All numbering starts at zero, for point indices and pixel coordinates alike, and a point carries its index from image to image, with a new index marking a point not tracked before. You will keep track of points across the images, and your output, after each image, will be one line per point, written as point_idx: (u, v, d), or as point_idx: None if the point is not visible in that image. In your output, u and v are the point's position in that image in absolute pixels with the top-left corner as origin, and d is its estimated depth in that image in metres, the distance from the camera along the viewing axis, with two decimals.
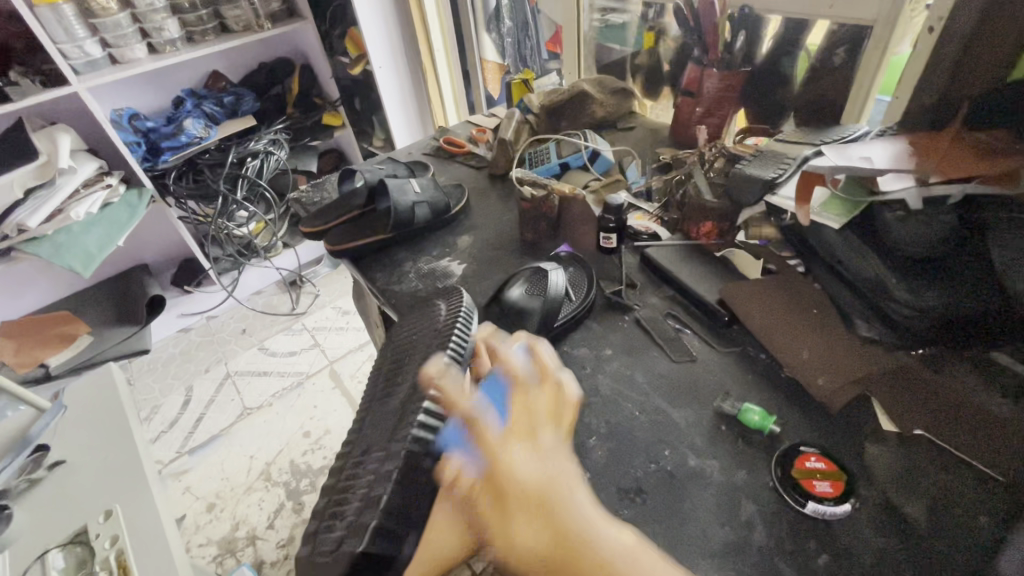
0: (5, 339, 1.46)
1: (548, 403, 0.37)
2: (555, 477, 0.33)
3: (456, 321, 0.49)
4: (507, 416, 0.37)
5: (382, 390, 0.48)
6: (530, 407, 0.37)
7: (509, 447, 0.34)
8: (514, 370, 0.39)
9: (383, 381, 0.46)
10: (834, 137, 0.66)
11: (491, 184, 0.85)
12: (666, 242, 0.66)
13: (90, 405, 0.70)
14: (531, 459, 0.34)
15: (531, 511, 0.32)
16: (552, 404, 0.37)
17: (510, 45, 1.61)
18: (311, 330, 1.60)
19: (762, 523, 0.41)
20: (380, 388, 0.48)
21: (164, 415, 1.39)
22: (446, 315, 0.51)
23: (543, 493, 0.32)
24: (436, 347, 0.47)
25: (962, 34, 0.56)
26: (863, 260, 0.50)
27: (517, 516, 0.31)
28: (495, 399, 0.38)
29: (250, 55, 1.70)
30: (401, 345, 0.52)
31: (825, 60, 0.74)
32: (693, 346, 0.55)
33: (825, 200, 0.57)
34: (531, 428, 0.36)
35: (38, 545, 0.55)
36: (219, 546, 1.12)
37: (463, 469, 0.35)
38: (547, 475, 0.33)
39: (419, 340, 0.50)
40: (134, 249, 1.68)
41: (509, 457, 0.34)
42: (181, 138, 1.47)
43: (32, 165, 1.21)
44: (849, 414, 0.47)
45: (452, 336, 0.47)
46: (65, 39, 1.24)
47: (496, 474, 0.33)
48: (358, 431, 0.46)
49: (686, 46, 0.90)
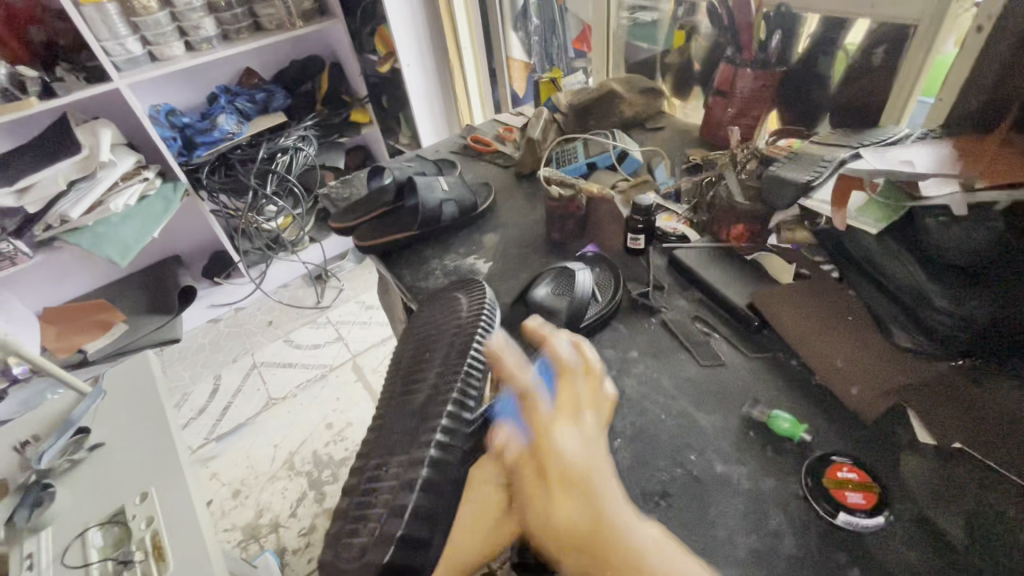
0: (46, 324, 1.54)
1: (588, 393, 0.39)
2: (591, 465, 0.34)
3: (482, 316, 0.51)
4: (555, 399, 0.38)
5: (406, 383, 0.49)
6: (576, 397, 0.38)
7: (555, 427, 0.36)
8: (563, 359, 0.41)
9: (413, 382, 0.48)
10: (873, 139, 0.64)
11: (518, 183, 0.85)
12: (694, 244, 0.66)
13: (127, 391, 0.72)
14: (575, 441, 0.35)
15: (570, 489, 0.32)
16: (592, 397, 0.38)
17: (537, 44, 1.61)
18: (335, 324, 1.63)
19: (789, 533, 0.40)
20: (402, 388, 0.48)
21: (193, 402, 1.43)
22: (469, 310, 0.53)
23: (584, 474, 0.33)
24: (463, 340, 0.49)
25: (1013, 33, 0.54)
26: (901, 267, 0.49)
27: (556, 496, 0.32)
28: (544, 382, 0.40)
29: (282, 52, 1.73)
30: (423, 336, 0.53)
31: (863, 60, 0.72)
32: (721, 350, 0.55)
33: (862, 205, 0.55)
34: (575, 410, 0.37)
35: (78, 522, 0.58)
36: (243, 532, 1.15)
37: (511, 439, 0.37)
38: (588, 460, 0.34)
39: (439, 333, 0.51)
40: (167, 241, 1.73)
41: (553, 438, 0.35)
42: (215, 134, 1.51)
43: (75, 159, 1.26)
44: (883, 426, 0.46)
45: (477, 329, 0.49)
46: (108, 37, 1.29)
47: (542, 450, 0.35)
48: (382, 424, 0.47)
49: (719, 45, 0.88)
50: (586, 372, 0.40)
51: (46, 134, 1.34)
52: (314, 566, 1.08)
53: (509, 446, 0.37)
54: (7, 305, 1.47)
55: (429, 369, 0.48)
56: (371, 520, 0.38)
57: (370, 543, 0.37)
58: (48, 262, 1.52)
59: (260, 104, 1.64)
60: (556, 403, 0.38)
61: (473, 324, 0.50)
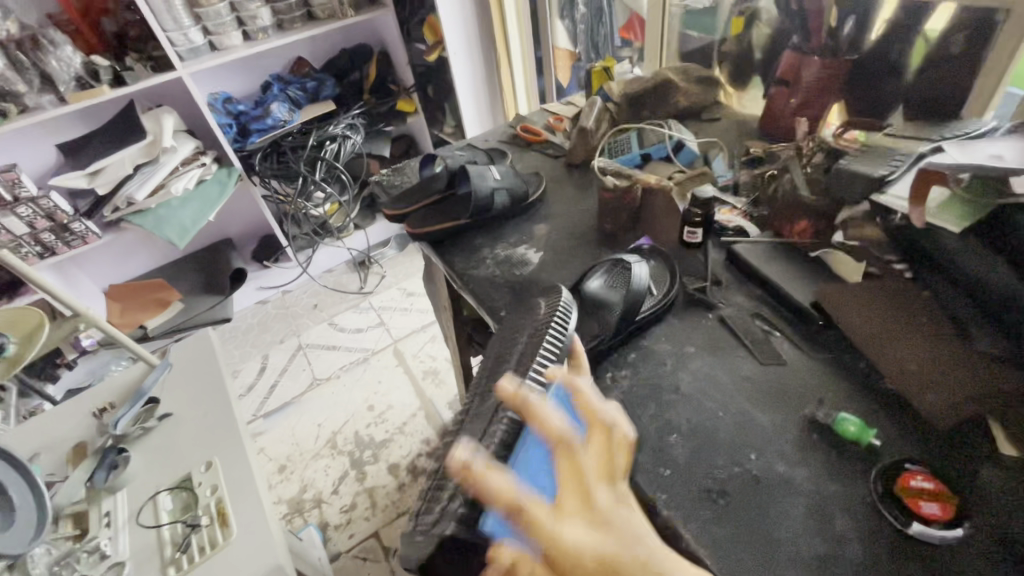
0: (111, 301, 1.64)
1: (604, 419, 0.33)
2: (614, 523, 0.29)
3: (556, 313, 0.49)
4: (560, 480, 0.30)
5: (482, 377, 0.50)
6: (580, 472, 0.30)
7: (574, 464, 0.31)
8: (556, 428, 0.32)
9: (486, 372, 0.51)
10: (955, 132, 0.60)
11: (569, 174, 0.85)
12: (754, 239, 0.64)
13: (191, 365, 0.76)
14: (588, 534, 0.29)
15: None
16: (604, 452, 0.32)
17: (584, 33, 1.59)
18: (377, 309, 1.66)
19: (856, 540, 0.39)
20: (484, 382, 0.50)
21: (243, 378, 1.50)
22: (545, 312, 0.51)
23: (613, 561, 0.28)
24: (535, 340, 0.47)
25: None
26: (991, 269, 0.46)
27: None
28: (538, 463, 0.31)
29: (332, 41, 1.76)
30: (501, 339, 0.53)
31: (941, 49, 0.68)
32: (783, 350, 0.53)
33: (942, 202, 0.53)
34: (585, 499, 0.30)
35: (150, 486, 0.62)
36: (289, 505, 1.20)
37: (520, 553, 0.30)
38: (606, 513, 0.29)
39: (514, 336, 0.51)
40: (222, 224, 1.81)
41: (565, 533, 0.28)
42: (268, 121, 1.55)
43: (140, 145, 1.34)
44: (959, 434, 0.44)
45: (548, 332, 0.47)
46: (174, 27, 1.34)
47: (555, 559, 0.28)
48: (461, 420, 0.48)
49: (783, 31, 0.85)
50: (592, 433, 0.32)
51: (115, 121, 1.41)
52: (354, 542, 1.12)
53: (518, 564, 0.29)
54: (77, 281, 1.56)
55: (500, 367, 0.49)
56: (442, 506, 0.39)
57: (439, 519, 0.38)
58: (114, 242, 1.62)
59: (310, 93, 1.67)
60: (556, 495, 0.30)
61: (548, 327, 0.48)
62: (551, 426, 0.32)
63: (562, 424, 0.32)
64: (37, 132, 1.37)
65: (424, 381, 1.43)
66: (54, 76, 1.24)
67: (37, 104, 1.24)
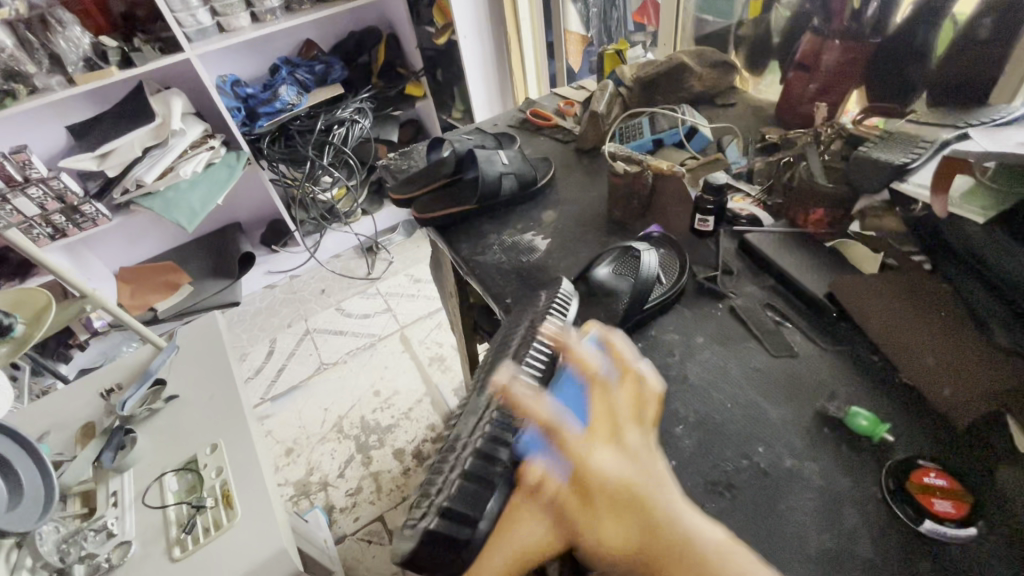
0: (121, 283, 1.65)
1: (629, 400, 0.38)
2: (643, 474, 0.35)
3: (555, 302, 0.52)
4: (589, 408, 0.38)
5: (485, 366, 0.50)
6: (612, 408, 0.38)
7: (594, 446, 0.35)
8: (590, 366, 0.40)
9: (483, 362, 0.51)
10: (982, 119, 0.58)
11: (578, 159, 0.83)
12: (768, 228, 0.62)
13: (198, 347, 0.76)
14: (615, 459, 0.35)
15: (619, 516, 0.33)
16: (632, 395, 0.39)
17: (596, 16, 1.59)
18: (384, 295, 1.66)
19: (866, 536, 0.38)
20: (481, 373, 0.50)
21: (251, 361, 1.51)
22: (545, 302, 0.53)
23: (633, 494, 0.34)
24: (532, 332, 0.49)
25: None
26: (1013, 260, 0.45)
27: (603, 519, 0.33)
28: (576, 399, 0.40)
29: (341, 24, 1.74)
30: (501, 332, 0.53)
31: (967, 34, 0.65)
32: (795, 341, 0.52)
33: (966, 191, 0.51)
34: (617, 433, 0.36)
35: (156, 467, 0.62)
36: (295, 487, 1.21)
37: (546, 476, 0.36)
38: (634, 470, 0.35)
39: (514, 328, 0.52)
40: (230, 208, 1.81)
41: (594, 456, 0.35)
42: (277, 104, 1.55)
43: (149, 127, 1.33)
44: (977, 430, 0.42)
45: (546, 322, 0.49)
46: (181, 8, 1.32)
47: (582, 477, 0.34)
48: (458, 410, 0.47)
49: (803, 14, 0.82)
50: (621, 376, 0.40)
51: (124, 103, 1.41)
52: (360, 525, 1.13)
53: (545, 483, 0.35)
54: (88, 263, 1.57)
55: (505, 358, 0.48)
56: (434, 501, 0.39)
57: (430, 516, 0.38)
58: (124, 225, 1.63)
59: (318, 75, 1.67)
60: (589, 424, 0.37)
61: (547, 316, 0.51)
62: (584, 362, 0.40)
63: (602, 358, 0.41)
64: (47, 114, 1.37)
65: (430, 367, 1.43)
66: (63, 56, 1.24)
67: (46, 85, 1.24)
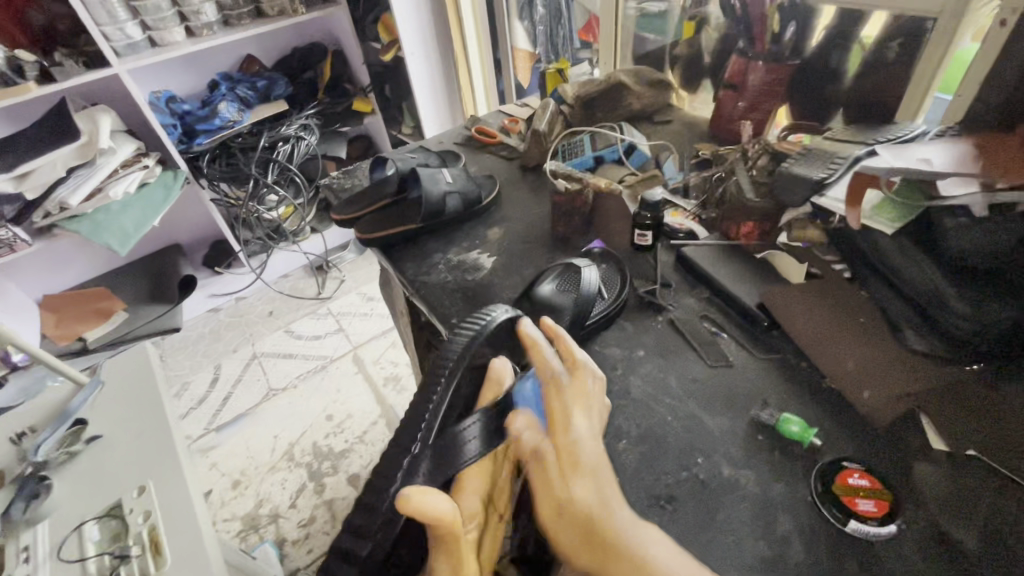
0: (45, 312, 1.53)
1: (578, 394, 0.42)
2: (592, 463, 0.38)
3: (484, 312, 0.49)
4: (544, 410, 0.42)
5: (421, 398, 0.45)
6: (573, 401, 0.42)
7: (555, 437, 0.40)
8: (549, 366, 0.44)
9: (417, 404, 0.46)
10: (888, 136, 0.63)
11: (523, 176, 0.84)
12: (704, 241, 0.64)
13: (125, 381, 0.71)
14: (585, 429, 0.40)
15: (581, 471, 0.37)
16: (581, 389, 0.43)
17: (542, 34, 1.57)
18: (336, 315, 1.62)
19: (798, 539, 0.39)
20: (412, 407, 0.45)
21: (193, 392, 1.42)
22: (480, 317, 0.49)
23: (590, 462, 0.38)
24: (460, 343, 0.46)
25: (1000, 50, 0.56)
26: (922, 271, 0.48)
27: (570, 473, 0.37)
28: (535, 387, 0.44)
29: (284, 39, 1.71)
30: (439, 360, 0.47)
31: (877, 56, 0.70)
32: (729, 350, 0.53)
33: (877, 204, 0.54)
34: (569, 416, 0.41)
35: (75, 516, 0.57)
36: (243, 522, 1.14)
37: (529, 427, 0.41)
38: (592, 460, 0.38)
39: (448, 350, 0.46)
40: (168, 228, 1.72)
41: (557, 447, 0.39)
42: (216, 122, 1.49)
43: (73, 146, 1.23)
44: (895, 431, 0.44)
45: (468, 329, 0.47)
46: (107, 21, 1.26)
47: (557, 427, 0.40)
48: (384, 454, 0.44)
49: (730, 37, 0.87)
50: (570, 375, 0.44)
51: (44, 120, 1.31)
52: (313, 557, 1.08)
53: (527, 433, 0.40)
54: (5, 293, 1.45)
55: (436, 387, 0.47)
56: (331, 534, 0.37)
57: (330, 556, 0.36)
58: (47, 250, 1.51)
59: (261, 91, 1.61)
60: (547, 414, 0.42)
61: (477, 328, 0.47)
62: (542, 362, 0.44)
63: (576, 351, 0.45)
64: None
65: (386, 387, 1.40)
66: None
67: None
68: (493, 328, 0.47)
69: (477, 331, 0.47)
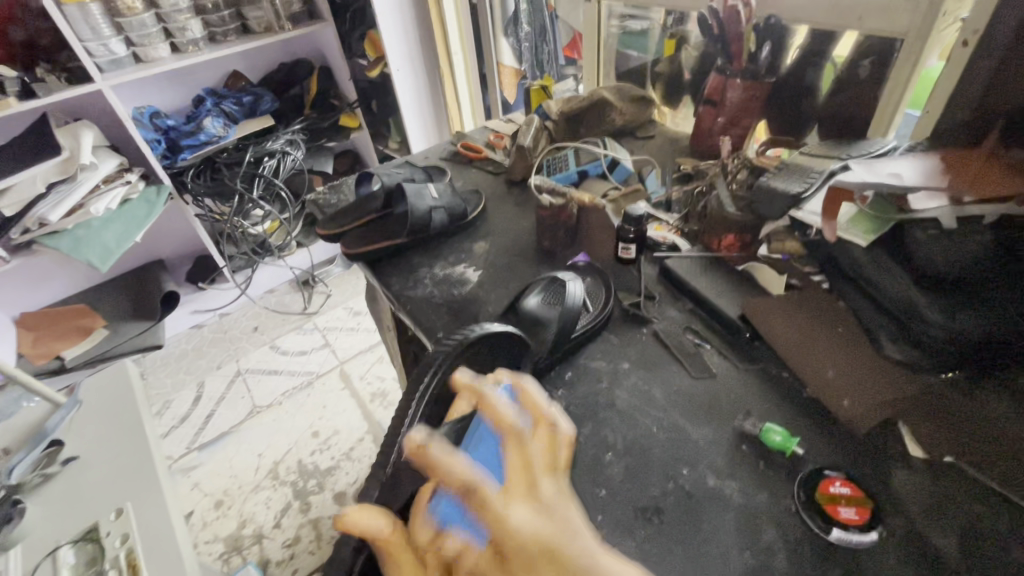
0: (22, 331, 1.49)
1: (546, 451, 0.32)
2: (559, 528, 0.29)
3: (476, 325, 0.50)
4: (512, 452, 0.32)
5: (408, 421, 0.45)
6: (527, 458, 0.32)
7: (517, 493, 0.30)
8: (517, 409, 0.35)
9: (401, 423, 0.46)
10: (861, 151, 0.65)
11: (509, 191, 0.85)
12: (686, 254, 0.66)
13: (104, 401, 0.70)
14: (530, 514, 0.29)
15: (530, 574, 0.27)
16: (543, 450, 0.33)
17: (528, 50, 1.59)
18: (322, 330, 1.60)
19: (782, 549, 0.39)
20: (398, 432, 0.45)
21: (175, 410, 1.40)
22: (468, 328, 0.50)
23: (548, 562, 0.28)
24: (456, 347, 0.47)
25: (964, 68, 0.59)
26: (894, 281, 0.49)
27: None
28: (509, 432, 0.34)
29: (271, 55, 1.71)
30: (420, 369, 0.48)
31: (849, 73, 0.73)
32: (713, 362, 0.54)
33: (852, 216, 0.56)
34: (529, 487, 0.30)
35: (48, 541, 0.55)
36: (225, 544, 1.11)
37: (464, 533, 0.31)
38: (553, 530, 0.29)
39: (435, 362, 0.47)
40: (151, 244, 1.70)
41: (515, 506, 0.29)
42: (201, 136, 1.48)
43: (54, 161, 1.22)
44: (875, 440, 0.45)
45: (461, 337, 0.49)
46: (91, 37, 1.25)
47: (494, 534, 0.28)
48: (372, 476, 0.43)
49: (708, 55, 0.89)
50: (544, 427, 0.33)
51: (24, 136, 1.30)
52: None
53: (461, 541, 0.31)
54: None
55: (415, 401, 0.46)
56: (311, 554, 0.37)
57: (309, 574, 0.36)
58: (25, 267, 1.49)
59: (247, 106, 1.60)
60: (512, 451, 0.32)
61: (468, 338, 0.48)
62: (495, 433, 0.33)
63: (532, 397, 0.35)
64: None
65: (374, 403, 1.38)
66: None
67: None
68: (478, 338, 0.48)
69: (468, 338, 0.48)
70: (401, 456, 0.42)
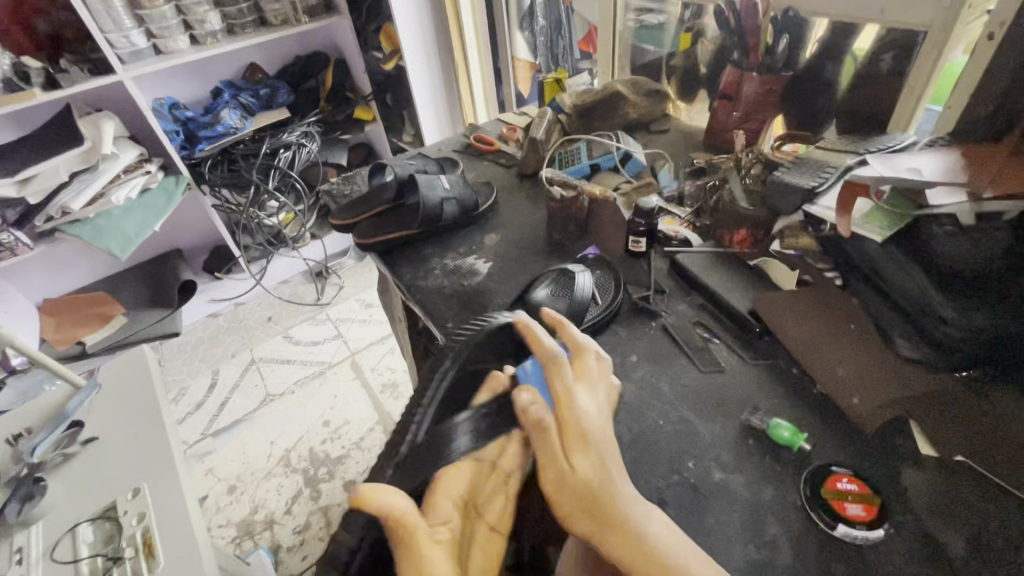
0: (45, 316, 1.54)
1: (588, 395, 0.42)
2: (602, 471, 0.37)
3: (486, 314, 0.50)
4: (555, 404, 0.41)
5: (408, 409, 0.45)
6: (574, 407, 0.41)
7: (561, 442, 0.38)
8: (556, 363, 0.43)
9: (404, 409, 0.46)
10: (880, 145, 0.63)
11: (521, 184, 0.85)
12: (697, 249, 0.65)
13: (122, 385, 0.71)
14: (580, 456, 0.38)
15: (584, 503, 0.35)
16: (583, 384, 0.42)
17: (542, 44, 1.59)
18: (334, 321, 1.62)
19: (787, 543, 0.39)
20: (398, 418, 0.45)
21: (190, 397, 1.42)
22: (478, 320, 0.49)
23: (594, 493, 0.36)
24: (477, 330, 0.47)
25: (987, 62, 0.57)
26: (911, 277, 0.48)
27: (571, 513, 0.35)
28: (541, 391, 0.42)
29: (287, 47, 1.73)
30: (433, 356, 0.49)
31: (870, 67, 0.71)
32: (722, 356, 0.54)
33: (867, 212, 0.55)
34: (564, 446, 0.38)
35: (68, 518, 0.57)
36: (238, 528, 1.14)
37: None
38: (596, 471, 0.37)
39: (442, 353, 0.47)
40: (169, 234, 1.73)
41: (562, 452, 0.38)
42: (218, 128, 1.50)
43: (77, 151, 1.24)
44: (886, 438, 0.45)
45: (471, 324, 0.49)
46: (113, 29, 1.28)
47: (553, 469, 0.37)
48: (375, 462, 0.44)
49: (724, 48, 0.88)
50: (580, 372, 0.43)
51: (48, 126, 1.33)
52: (308, 564, 1.08)
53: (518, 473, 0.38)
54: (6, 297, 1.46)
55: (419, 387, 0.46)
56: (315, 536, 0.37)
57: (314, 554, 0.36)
58: (48, 254, 1.52)
59: (263, 99, 1.63)
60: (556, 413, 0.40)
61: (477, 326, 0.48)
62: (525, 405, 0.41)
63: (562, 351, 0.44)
64: None
65: (384, 394, 1.39)
66: None
67: None
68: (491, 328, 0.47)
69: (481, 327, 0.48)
70: (407, 437, 0.43)
